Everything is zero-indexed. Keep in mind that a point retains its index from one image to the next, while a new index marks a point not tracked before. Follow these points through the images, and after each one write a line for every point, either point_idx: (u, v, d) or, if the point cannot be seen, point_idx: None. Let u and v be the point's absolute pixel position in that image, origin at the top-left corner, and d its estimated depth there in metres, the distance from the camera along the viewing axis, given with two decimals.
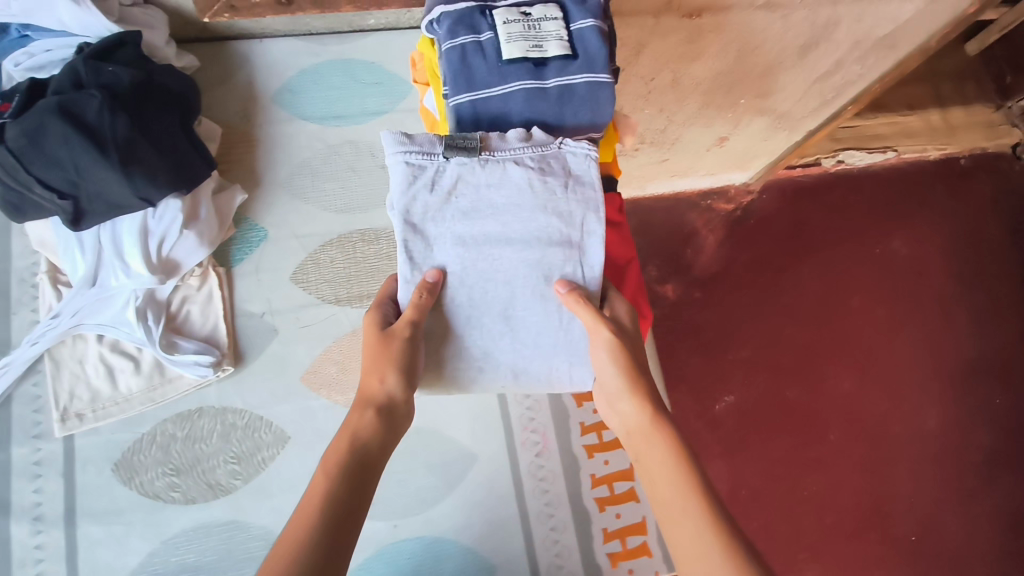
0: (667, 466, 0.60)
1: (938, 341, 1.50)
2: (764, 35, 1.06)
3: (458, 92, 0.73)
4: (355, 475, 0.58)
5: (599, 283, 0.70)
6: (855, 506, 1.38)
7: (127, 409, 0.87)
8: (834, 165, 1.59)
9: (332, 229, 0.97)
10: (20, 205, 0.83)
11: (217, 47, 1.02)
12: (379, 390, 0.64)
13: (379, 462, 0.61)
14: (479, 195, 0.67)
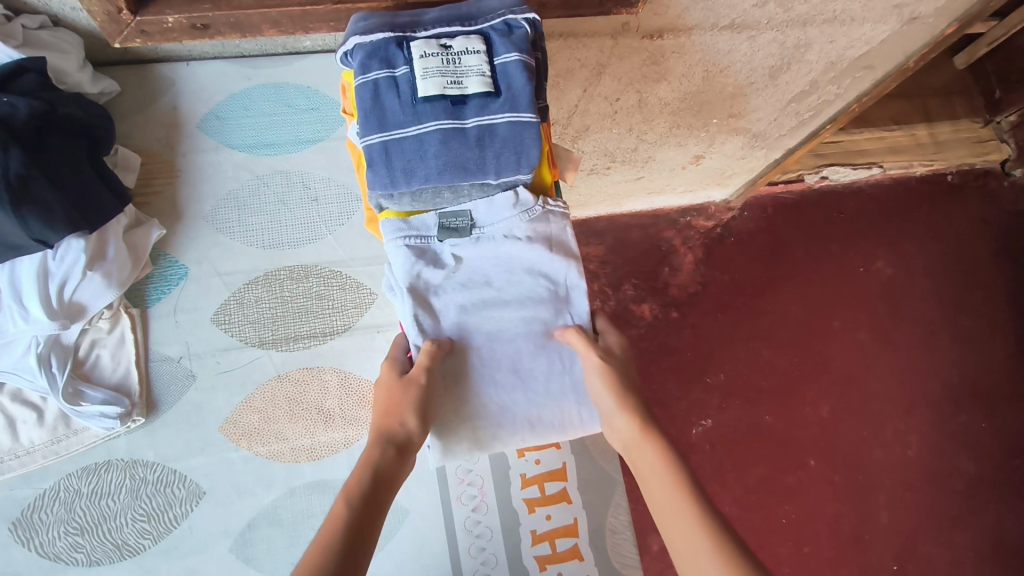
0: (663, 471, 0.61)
1: (919, 363, 1.43)
2: (729, 58, 1.00)
3: (369, 132, 0.67)
4: (370, 494, 0.58)
5: (587, 326, 0.76)
6: (833, 535, 1.30)
7: (28, 463, 0.80)
8: (817, 181, 1.52)
9: (257, 265, 0.91)
10: None
11: (140, 71, 0.96)
12: (399, 429, 0.64)
13: (394, 484, 0.61)
14: (474, 269, 0.74)
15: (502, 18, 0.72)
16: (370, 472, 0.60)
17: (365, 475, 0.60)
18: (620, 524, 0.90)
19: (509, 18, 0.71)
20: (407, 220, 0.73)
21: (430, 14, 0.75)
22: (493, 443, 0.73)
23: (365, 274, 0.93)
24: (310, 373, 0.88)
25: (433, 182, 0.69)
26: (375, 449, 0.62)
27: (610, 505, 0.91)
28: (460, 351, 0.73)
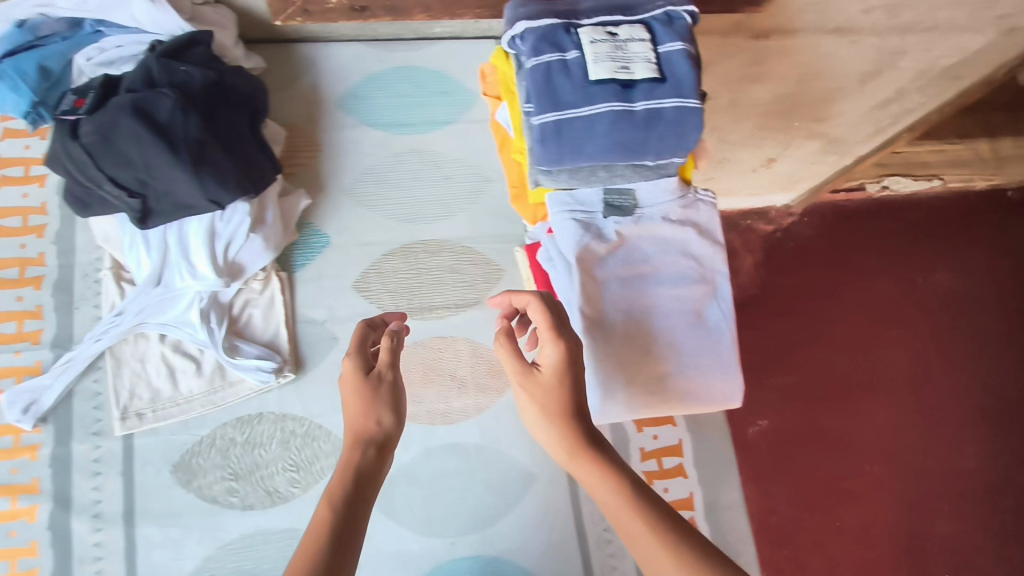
0: (618, 496, 0.56)
1: (977, 366, 1.21)
2: (830, 61, 1.06)
3: (543, 110, 0.70)
4: (352, 502, 0.54)
5: (732, 311, 0.81)
6: (894, 546, 1.08)
7: (188, 411, 0.84)
8: (879, 191, 1.28)
9: (395, 237, 0.96)
10: (87, 200, 0.82)
11: (283, 49, 1.01)
12: (375, 430, 0.60)
13: (373, 489, 0.57)
14: (633, 247, 0.79)
15: (662, 9, 0.75)
16: (352, 479, 0.56)
17: (346, 480, 0.56)
18: (733, 501, 0.93)
19: (670, 10, 0.74)
20: (573, 196, 0.78)
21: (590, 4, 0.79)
22: (643, 408, 0.77)
23: (493, 251, 0.98)
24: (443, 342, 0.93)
25: (595, 160, 0.73)
26: (351, 453, 0.58)
27: (724, 482, 0.94)
28: (620, 320, 0.77)
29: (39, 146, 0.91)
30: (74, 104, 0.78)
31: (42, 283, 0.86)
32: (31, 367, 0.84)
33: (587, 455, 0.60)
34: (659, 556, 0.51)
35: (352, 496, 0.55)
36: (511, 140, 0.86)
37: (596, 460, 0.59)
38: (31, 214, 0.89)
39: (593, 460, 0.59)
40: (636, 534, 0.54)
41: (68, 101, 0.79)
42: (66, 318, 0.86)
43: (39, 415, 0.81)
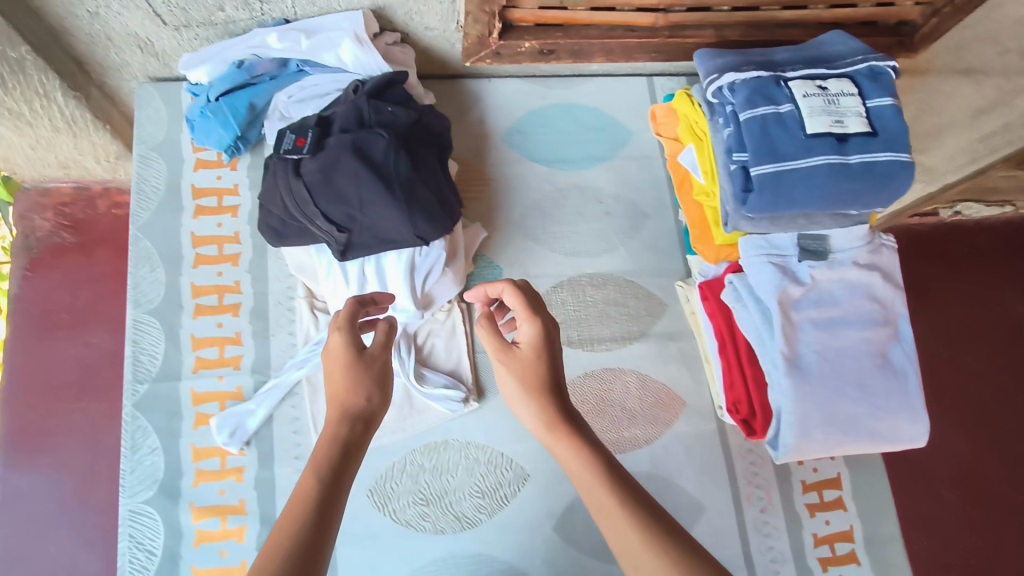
0: (588, 473, 0.56)
1: None
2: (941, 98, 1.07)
3: (761, 161, 0.74)
4: (337, 471, 0.53)
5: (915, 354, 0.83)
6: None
7: (380, 436, 0.88)
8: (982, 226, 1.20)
9: (562, 270, 1.00)
10: (283, 230, 0.85)
11: (451, 86, 1.05)
12: (363, 405, 0.59)
13: (357, 460, 0.56)
14: (825, 289, 0.81)
15: (865, 64, 0.78)
16: (336, 451, 0.55)
17: (331, 452, 0.55)
18: (893, 535, 0.95)
19: (875, 65, 0.77)
20: (768, 240, 0.81)
21: (786, 57, 0.82)
22: (836, 446, 0.80)
23: (653, 285, 1.01)
24: (610, 373, 0.97)
25: (804, 209, 0.75)
26: (337, 427, 0.57)
27: (884, 519, 0.96)
28: (818, 360, 0.79)
29: (232, 177, 0.95)
30: (295, 142, 0.81)
31: (240, 310, 0.90)
32: (234, 393, 0.87)
33: (561, 432, 0.60)
34: (631, 535, 0.51)
35: (340, 465, 0.54)
36: (694, 182, 0.90)
37: (570, 436, 0.59)
38: (226, 243, 0.92)
39: (564, 437, 0.59)
40: (608, 509, 0.53)
41: (288, 139, 0.82)
42: (263, 343, 0.89)
43: (245, 438, 0.85)
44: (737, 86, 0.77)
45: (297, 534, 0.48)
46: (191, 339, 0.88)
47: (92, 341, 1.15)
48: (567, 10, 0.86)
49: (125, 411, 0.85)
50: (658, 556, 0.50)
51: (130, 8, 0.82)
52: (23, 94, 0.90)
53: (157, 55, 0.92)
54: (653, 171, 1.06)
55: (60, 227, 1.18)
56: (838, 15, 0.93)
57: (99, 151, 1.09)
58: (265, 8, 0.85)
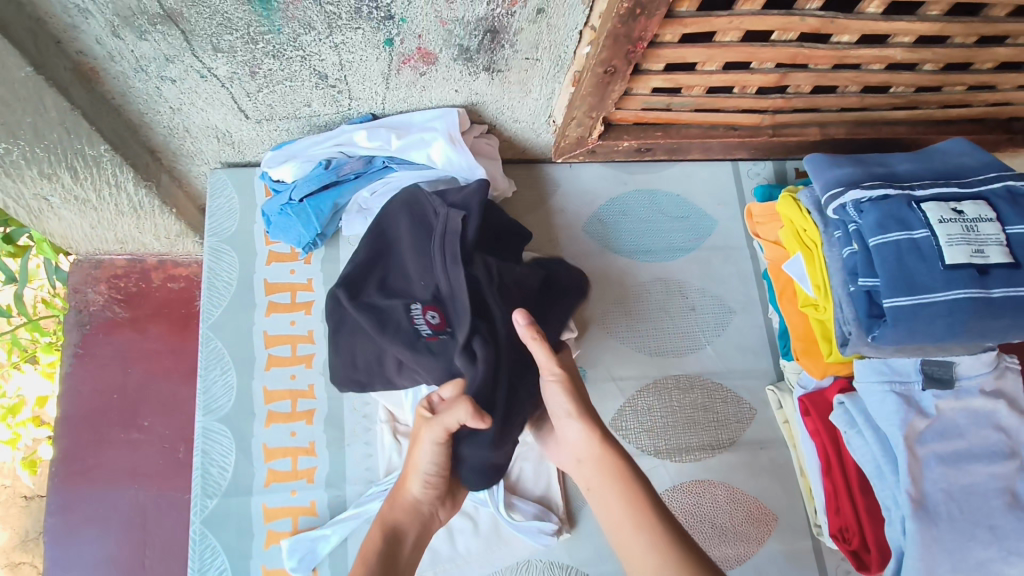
0: (625, 493, 0.61)
1: None
2: None
3: (895, 293, 0.69)
4: (391, 554, 0.62)
5: None
6: None
7: (466, 570, 0.83)
8: None
9: (647, 371, 0.94)
10: (370, 378, 0.80)
11: (530, 172, 1.00)
12: (414, 499, 0.68)
13: (407, 550, 0.64)
14: (948, 420, 0.75)
15: (1002, 184, 0.73)
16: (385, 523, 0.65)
17: (385, 535, 0.64)
18: None
19: (1013, 185, 0.72)
20: (889, 365, 0.76)
21: (910, 168, 0.77)
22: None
23: (743, 387, 0.95)
24: (702, 486, 0.89)
25: (937, 342, 0.70)
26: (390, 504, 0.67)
27: None
28: (944, 498, 0.73)
29: (306, 271, 0.90)
30: (434, 326, 0.74)
31: (313, 417, 0.85)
32: (305, 507, 0.82)
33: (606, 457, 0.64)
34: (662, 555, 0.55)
35: (389, 548, 0.63)
36: (799, 291, 0.84)
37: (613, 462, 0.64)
38: (299, 342, 0.88)
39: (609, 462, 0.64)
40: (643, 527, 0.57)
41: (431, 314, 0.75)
42: (337, 456, 0.84)
43: (314, 562, 0.79)
44: (864, 207, 0.73)
45: None
46: (263, 450, 0.83)
47: (143, 427, 1.08)
48: (672, 111, 0.81)
49: (192, 527, 0.80)
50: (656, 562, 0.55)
51: (215, 105, 0.79)
52: (93, 183, 0.87)
53: (234, 144, 0.89)
54: (739, 263, 1.00)
55: (112, 301, 1.13)
56: (949, 114, 0.88)
57: (160, 230, 1.05)
58: (353, 103, 0.81)
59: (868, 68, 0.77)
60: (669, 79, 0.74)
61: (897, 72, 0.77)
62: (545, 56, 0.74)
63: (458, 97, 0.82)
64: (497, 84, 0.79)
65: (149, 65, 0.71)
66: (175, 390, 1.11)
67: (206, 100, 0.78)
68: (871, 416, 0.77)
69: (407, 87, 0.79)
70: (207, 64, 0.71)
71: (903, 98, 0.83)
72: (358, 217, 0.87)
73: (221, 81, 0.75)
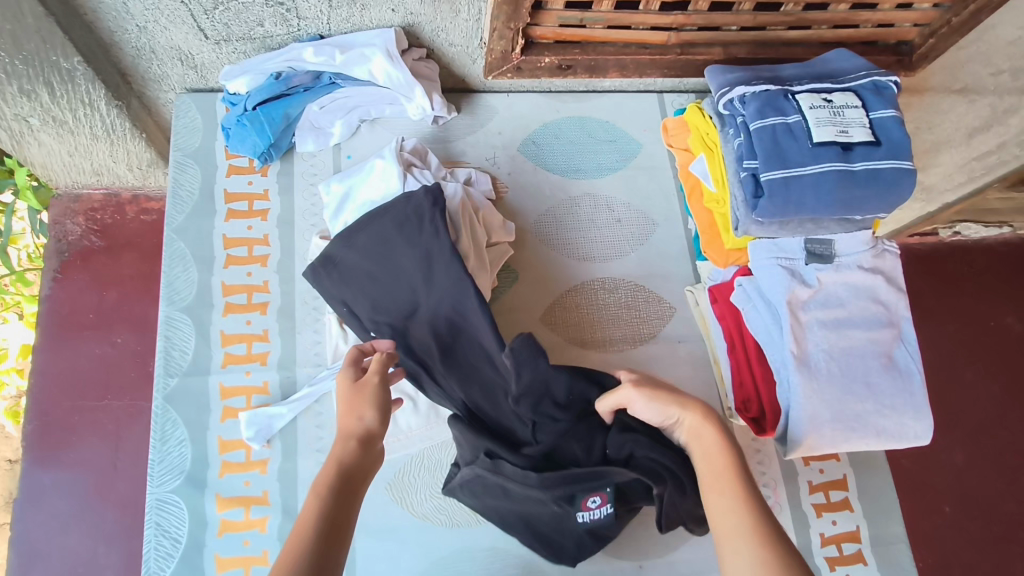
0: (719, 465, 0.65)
1: None
2: (945, 117, 1.22)
3: (770, 168, 0.78)
4: (340, 485, 0.62)
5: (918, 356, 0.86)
6: (977, 535, 1.30)
7: (408, 446, 0.90)
8: (951, 236, 1.52)
9: (577, 275, 1.02)
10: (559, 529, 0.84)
11: (471, 99, 1.09)
12: (358, 425, 0.68)
13: (363, 482, 0.65)
14: (830, 292, 0.85)
15: (869, 79, 0.83)
16: (339, 469, 0.64)
17: (334, 469, 0.63)
18: (901, 535, 0.95)
19: (879, 80, 0.82)
20: (777, 243, 0.85)
21: (794, 72, 0.87)
22: (843, 442, 0.82)
23: (665, 289, 1.03)
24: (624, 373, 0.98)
25: (811, 213, 0.80)
26: (338, 449, 0.66)
27: (891, 519, 0.95)
28: (825, 358, 0.82)
29: (262, 183, 0.99)
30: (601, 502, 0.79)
31: (267, 308, 0.94)
32: (259, 387, 0.90)
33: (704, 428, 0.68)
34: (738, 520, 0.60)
35: (349, 469, 0.64)
36: (704, 190, 0.94)
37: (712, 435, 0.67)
38: (256, 245, 0.97)
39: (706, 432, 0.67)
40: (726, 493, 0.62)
41: (592, 498, 0.79)
42: (289, 343, 0.92)
43: (269, 435, 0.88)
44: (747, 99, 0.82)
45: (305, 546, 0.56)
46: (221, 336, 0.92)
47: (116, 343, 1.16)
48: (586, 28, 0.91)
49: (156, 402, 0.88)
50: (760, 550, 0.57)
51: (176, 24, 0.89)
52: (69, 102, 0.96)
53: (196, 67, 0.98)
54: (663, 181, 1.09)
55: (90, 232, 1.22)
56: (839, 35, 0.98)
57: (132, 159, 1.14)
58: (302, 23, 0.91)
59: None
60: None
61: None
62: None
63: (395, 17, 0.91)
64: (429, 3, 0.89)
65: None
66: (146, 313, 1.19)
67: (168, 18, 0.87)
68: (763, 291, 0.86)
69: (348, 6, 0.88)
70: None
71: (793, 16, 0.92)
72: (310, 134, 0.99)
73: None
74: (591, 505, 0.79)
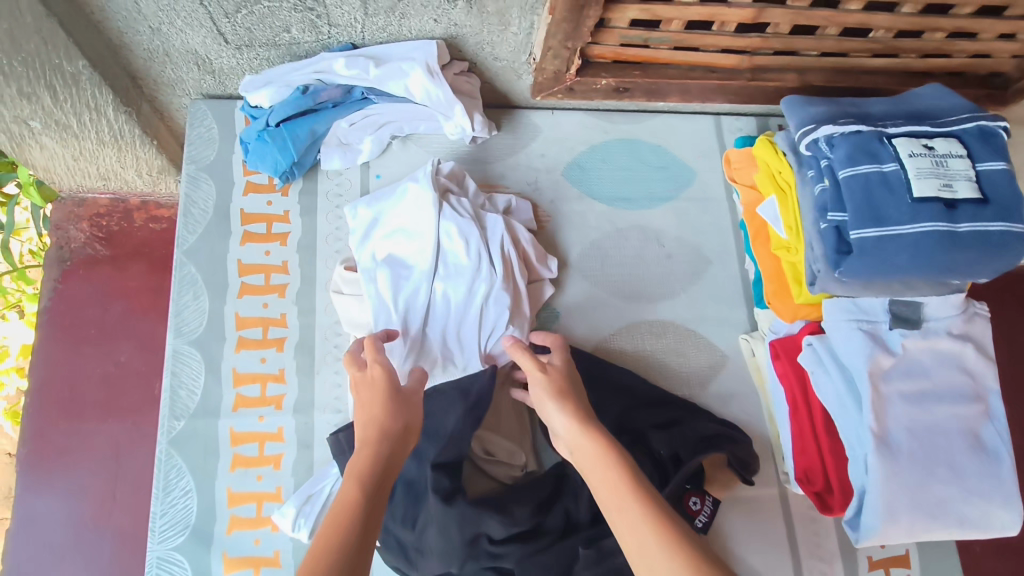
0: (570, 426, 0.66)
1: None
2: None
3: (862, 225, 0.69)
4: (377, 484, 0.58)
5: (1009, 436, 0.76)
6: None
7: None
8: None
9: (621, 317, 0.93)
10: None
11: (512, 116, 0.99)
12: (399, 426, 0.64)
13: (390, 471, 0.61)
14: (914, 361, 0.75)
15: (974, 123, 0.73)
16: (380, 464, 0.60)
17: (374, 462, 0.60)
18: None
19: (986, 125, 0.72)
20: (857, 304, 0.76)
21: (885, 109, 0.77)
22: (921, 530, 0.73)
23: (716, 336, 0.94)
24: None
25: (904, 276, 0.70)
26: (379, 445, 0.62)
27: None
28: (905, 435, 0.73)
29: (282, 203, 0.91)
30: (697, 499, 0.82)
31: (284, 345, 0.85)
32: (273, 433, 0.82)
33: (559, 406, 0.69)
34: (589, 458, 0.63)
35: (374, 477, 0.58)
36: (772, 235, 0.84)
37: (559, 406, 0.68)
38: (273, 272, 0.88)
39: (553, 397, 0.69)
40: (580, 446, 0.65)
41: (692, 499, 0.82)
42: (306, 382, 0.84)
43: (305, 495, 0.78)
44: (835, 140, 0.73)
45: (341, 541, 0.51)
46: (233, 374, 0.84)
47: (119, 361, 1.08)
48: (650, 48, 0.81)
49: (160, 446, 0.81)
50: (674, 553, 0.52)
51: (193, 26, 0.79)
52: (74, 107, 0.87)
53: (213, 72, 0.89)
54: (719, 215, 0.99)
55: (94, 239, 1.13)
56: (930, 64, 0.87)
57: (142, 165, 1.05)
58: (333, 30, 0.82)
59: (845, 7, 0.76)
60: (645, 10, 0.74)
61: (875, 12, 0.77)
62: None
63: (436, 28, 0.82)
64: (475, 14, 0.79)
65: None
66: (152, 328, 1.11)
67: (184, 20, 0.78)
68: (838, 355, 0.77)
69: (385, 14, 0.79)
70: None
71: (883, 44, 0.82)
72: (337, 151, 0.90)
73: None
74: (694, 507, 0.82)
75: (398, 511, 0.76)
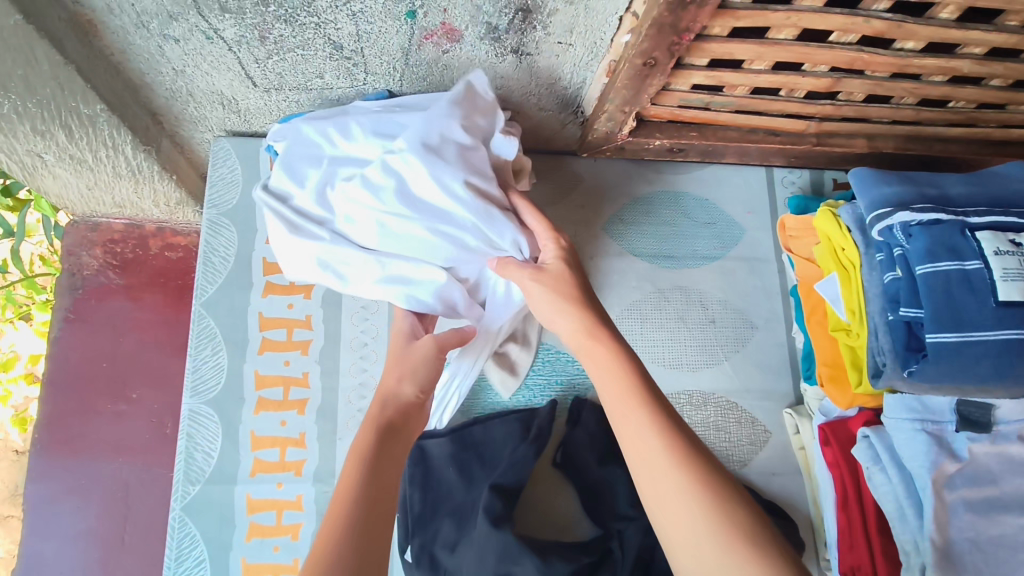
0: (573, 328, 0.60)
1: None
2: None
3: (940, 329, 0.63)
4: (381, 451, 0.55)
5: None
6: None
7: None
8: None
9: (660, 384, 0.88)
10: None
11: (552, 163, 0.94)
12: (404, 393, 0.62)
13: (402, 438, 0.58)
14: (979, 465, 0.70)
15: None
16: (379, 428, 0.57)
17: (376, 431, 0.57)
18: None
19: None
20: (921, 403, 0.71)
21: (964, 192, 0.71)
22: None
23: (759, 409, 0.89)
24: None
25: (979, 384, 0.65)
26: (378, 411, 0.60)
27: None
28: (970, 547, 0.68)
29: None
30: None
31: (306, 407, 0.81)
32: (292, 502, 0.78)
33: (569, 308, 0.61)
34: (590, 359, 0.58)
35: (376, 446, 0.56)
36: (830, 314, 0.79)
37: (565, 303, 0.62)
38: (297, 327, 0.83)
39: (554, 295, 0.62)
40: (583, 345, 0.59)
41: None
42: (328, 446, 0.80)
43: None
44: (913, 231, 0.67)
45: (348, 511, 0.48)
46: (251, 438, 0.79)
47: (131, 399, 1.04)
48: (710, 111, 0.75)
49: (172, 513, 0.77)
50: (681, 453, 0.49)
51: (220, 70, 0.74)
52: (90, 144, 0.82)
53: (240, 111, 0.83)
54: (766, 276, 0.94)
55: (107, 266, 1.09)
56: (1009, 134, 0.81)
57: (159, 196, 1.00)
58: (370, 78, 0.76)
59: (929, 80, 0.70)
60: (711, 76, 0.68)
61: (960, 86, 0.71)
62: (579, 42, 0.68)
63: None
64: (525, 68, 0.73)
65: (150, 21, 0.66)
66: (166, 362, 1.06)
67: (211, 63, 0.73)
68: (897, 455, 0.72)
69: (428, 65, 0.73)
70: (213, 25, 0.66)
71: (962, 115, 0.76)
72: None
73: (228, 44, 0.69)
74: None
75: (441, 535, 0.76)
